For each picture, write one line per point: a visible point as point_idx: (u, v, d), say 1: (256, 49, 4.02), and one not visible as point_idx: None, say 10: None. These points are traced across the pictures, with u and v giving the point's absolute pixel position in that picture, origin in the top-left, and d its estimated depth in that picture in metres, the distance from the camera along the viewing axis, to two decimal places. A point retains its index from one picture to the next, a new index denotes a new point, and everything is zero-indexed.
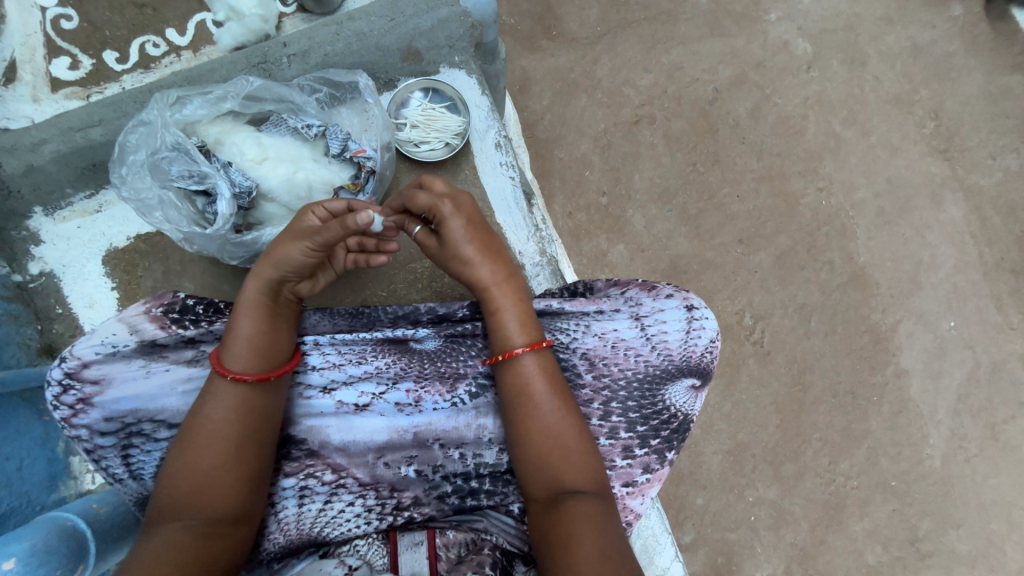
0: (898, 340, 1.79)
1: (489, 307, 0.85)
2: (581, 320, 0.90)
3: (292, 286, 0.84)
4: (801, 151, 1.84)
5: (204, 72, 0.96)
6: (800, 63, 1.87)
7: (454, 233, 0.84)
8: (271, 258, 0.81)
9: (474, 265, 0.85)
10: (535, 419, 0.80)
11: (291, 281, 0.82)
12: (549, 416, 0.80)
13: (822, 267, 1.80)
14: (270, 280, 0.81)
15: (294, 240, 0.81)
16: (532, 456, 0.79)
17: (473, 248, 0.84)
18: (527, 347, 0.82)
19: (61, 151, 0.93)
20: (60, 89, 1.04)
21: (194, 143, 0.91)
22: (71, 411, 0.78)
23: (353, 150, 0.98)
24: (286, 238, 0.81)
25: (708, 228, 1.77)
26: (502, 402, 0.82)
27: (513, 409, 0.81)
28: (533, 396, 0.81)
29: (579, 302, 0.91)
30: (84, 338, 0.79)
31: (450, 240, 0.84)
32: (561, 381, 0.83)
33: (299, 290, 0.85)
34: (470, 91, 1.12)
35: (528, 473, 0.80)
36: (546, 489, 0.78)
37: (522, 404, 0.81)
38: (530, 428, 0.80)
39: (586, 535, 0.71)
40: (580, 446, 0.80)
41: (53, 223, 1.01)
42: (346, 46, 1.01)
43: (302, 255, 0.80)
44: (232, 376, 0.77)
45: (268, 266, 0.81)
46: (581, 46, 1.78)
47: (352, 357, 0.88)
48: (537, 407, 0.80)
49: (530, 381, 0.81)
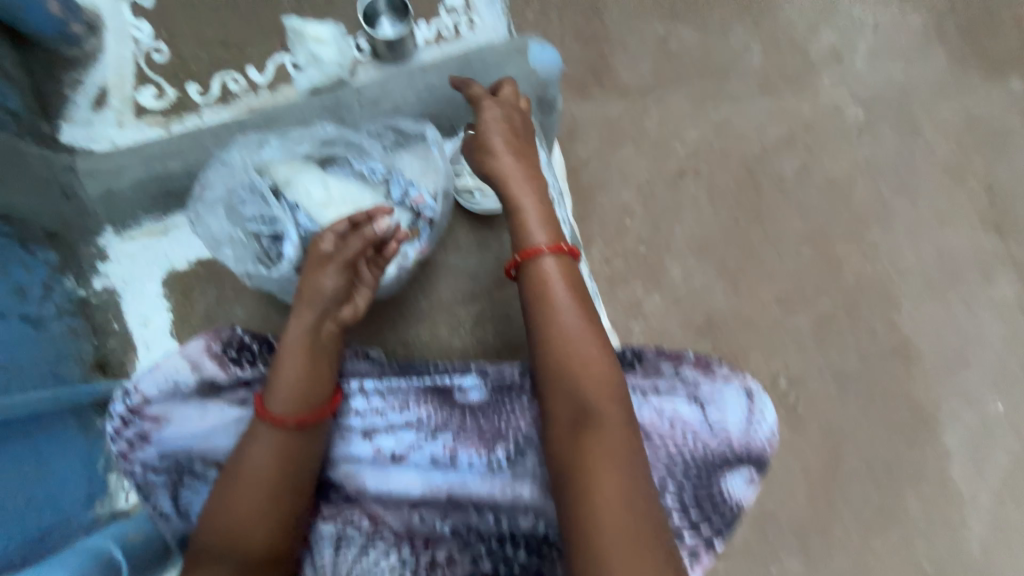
0: (941, 419, 1.72)
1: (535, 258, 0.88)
2: (638, 393, 0.89)
3: (333, 317, 0.87)
4: (847, 215, 1.81)
5: (283, 113, 1.02)
6: (851, 126, 1.85)
7: (506, 170, 0.93)
8: (306, 293, 0.85)
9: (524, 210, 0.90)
10: (575, 384, 0.78)
11: (330, 311, 0.86)
12: (589, 386, 0.78)
13: (863, 334, 1.75)
14: (311, 318, 0.84)
15: (318, 271, 0.85)
16: (571, 426, 0.76)
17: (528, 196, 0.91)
18: (578, 312, 0.83)
19: (139, 176, 0.98)
20: (144, 116, 1.10)
21: (266, 184, 0.93)
22: (129, 446, 0.81)
23: (414, 197, 1.01)
24: (311, 270, 0.85)
25: (746, 285, 1.74)
26: (545, 365, 0.82)
27: (553, 376, 0.81)
28: (575, 360, 0.80)
29: (635, 378, 0.90)
30: (149, 374, 0.83)
31: (509, 171, 0.93)
32: (607, 353, 0.82)
33: (341, 317, 0.88)
34: (529, 144, 1.14)
35: (562, 443, 0.76)
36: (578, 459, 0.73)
37: (563, 371, 0.80)
38: (570, 395, 0.78)
39: (620, 514, 0.67)
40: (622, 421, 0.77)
41: (122, 242, 1.06)
42: (417, 96, 1.06)
43: (330, 281, 0.85)
44: (271, 419, 0.78)
45: (308, 301, 0.85)
46: (630, 96, 1.80)
47: (394, 404, 0.88)
48: (579, 371, 0.79)
49: (566, 343, 0.81)
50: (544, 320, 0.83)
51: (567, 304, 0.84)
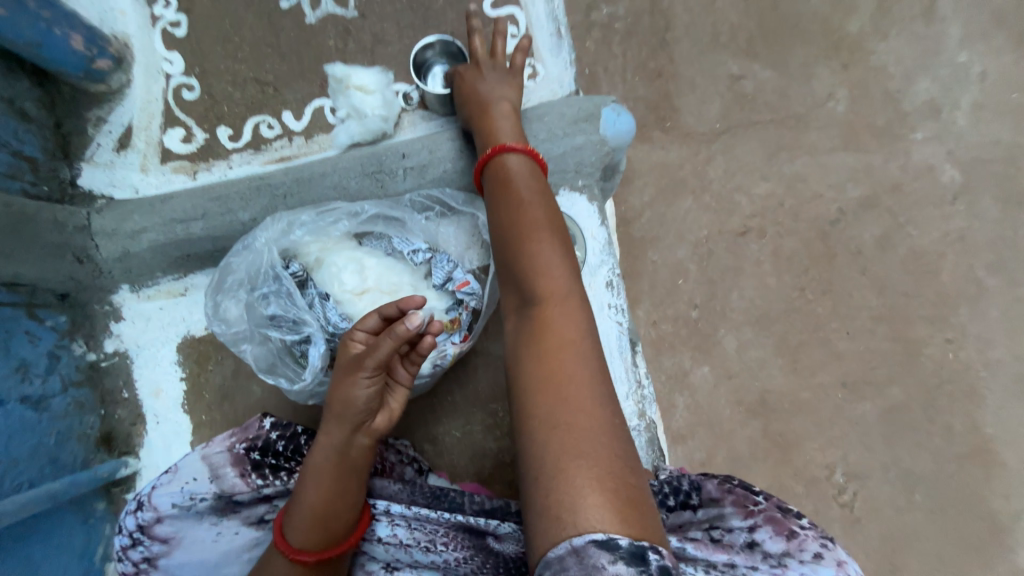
0: (1018, 536, 1.53)
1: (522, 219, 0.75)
2: (709, 570, 0.74)
3: (366, 427, 0.72)
4: (931, 293, 1.60)
5: (316, 176, 0.91)
6: (945, 192, 1.63)
7: (480, 101, 0.88)
8: (335, 404, 0.70)
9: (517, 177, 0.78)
10: (544, 309, 0.69)
11: (361, 425, 0.71)
12: (558, 313, 0.68)
13: (937, 431, 1.56)
14: (338, 436, 0.71)
15: (347, 379, 0.70)
16: (533, 361, 0.67)
17: (522, 167, 0.79)
18: (549, 236, 0.73)
19: (158, 241, 0.89)
20: (169, 161, 1.00)
21: (292, 275, 0.81)
22: (135, 568, 0.71)
23: (457, 282, 0.88)
24: (339, 378, 0.70)
25: (807, 364, 1.57)
26: (506, 247, 0.74)
27: (522, 279, 0.71)
28: (539, 278, 0.70)
29: (705, 547, 0.76)
30: (165, 483, 0.72)
31: (477, 103, 0.88)
32: (573, 276, 0.71)
33: (375, 427, 0.73)
34: (589, 219, 1.00)
35: (520, 397, 0.66)
36: (546, 410, 0.63)
37: (534, 276, 0.70)
38: (539, 313, 0.69)
39: (583, 471, 0.57)
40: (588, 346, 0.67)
41: (138, 301, 0.97)
42: (466, 165, 0.93)
43: (360, 389, 0.69)
44: (292, 555, 0.69)
45: (336, 415, 0.70)
46: (695, 143, 1.62)
47: (420, 541, 0.75)
48: (543, 291, 0.69)
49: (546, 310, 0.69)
50: (506, 210, 0.75)
51: (538, 220, 0.74)
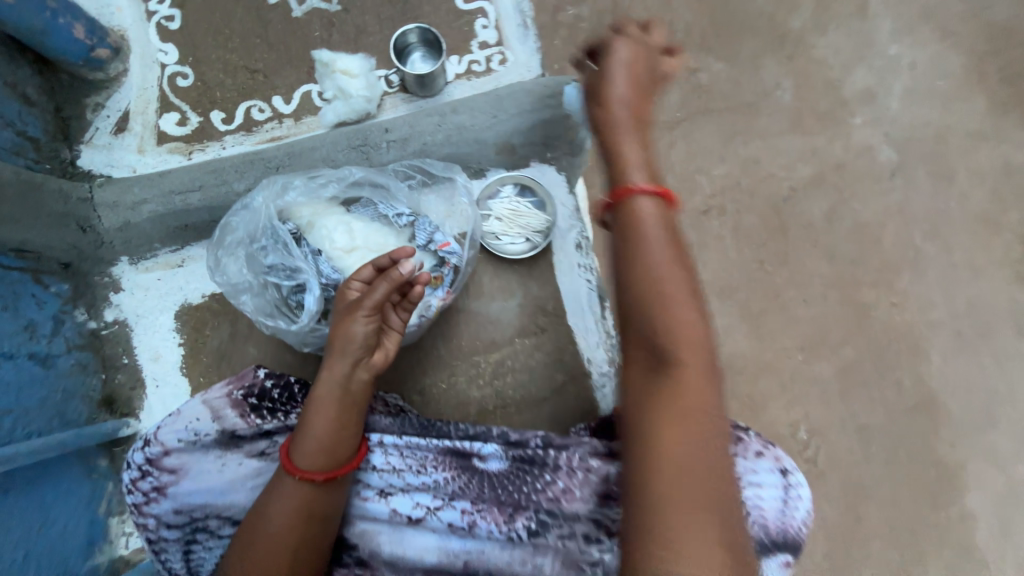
0: (967, 478, 1.68)
1: (658, 275, 0.69)
2: None
3: (364, 364, 0.82)
4: (875, 261, 1.76)
5: (306, 150, 1.00)
6: (883, 169, 1.81)
7: (620, 122, 0.78)
8: (336, 343, 0.81)
9: (648, 231, 0.71)
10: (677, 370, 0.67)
11: (361, 360, 0.81)
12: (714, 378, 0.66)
13: (888, 387, 1.70)
14: (340, 371, 0.80)
15: (348, 320, 0.81)
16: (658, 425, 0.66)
17: (658, 221, 0.71)
18: (684, 291, 0.68)
19: (158, 211, 0.96)
20: (165, 142, 1.07)
21: (288, 230, 0.89)
22: (144, 499, 0.77)
23: (439, 242, 0.97)
24: (341, 319, 0.81)
25: (768, 329, 1.69)
26: (641, 296, 0.69)
27: (659, 342, 0.68)
28: (676, 340, 0.67)
29: None
30: (169, 421, 0.78)
31: (620, 125, 0.78)
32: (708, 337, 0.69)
33: (373, 365, 0.83)
34: (559, 187, 1.10)
35: (638, 456, 0.66)
36: (671, 459, 0.64)
37: (679, 342, 0.67)
38: (671, 373, 0.67)
39: (702, 531, 0.60)
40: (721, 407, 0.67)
41: (137, 272, 1.03)
42: (446, 137, 1.01)
43: (361, 328, 0.80)
44: (300, 476, 0.76)
45: (338, 350, 0.80)
46: (658, 129, 1.75)
47: (412, 465, 0.83)
48: (683, 354, 0.67)
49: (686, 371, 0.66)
50: (637, 262, 0.70)
51: (675, 275, 0.69)
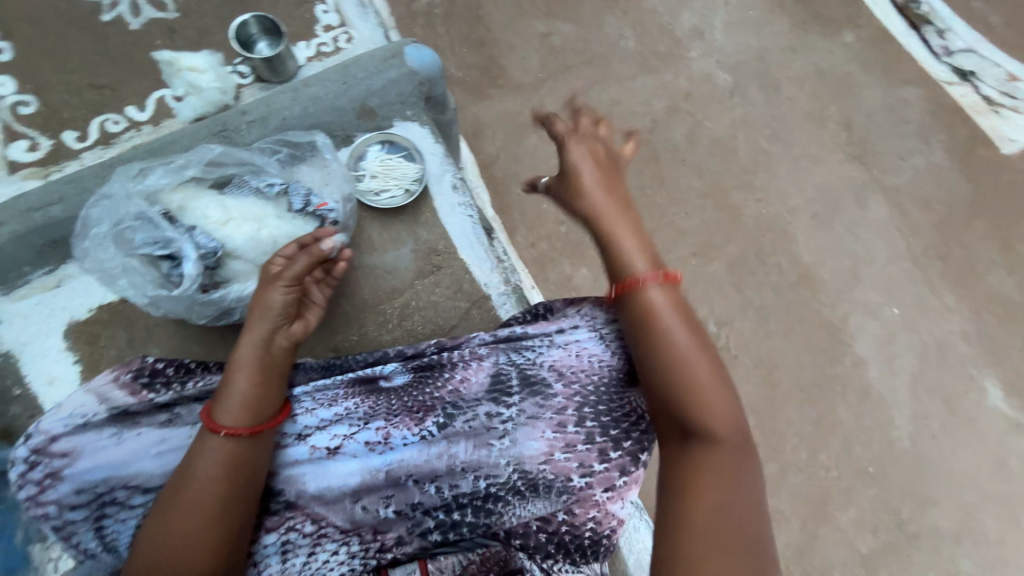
0: (850, 331, 1.83)
1: (684, 378, 0.78)
2: (545, 336, 0.94)
3: (284, 332, 0.86)
4: (736, 167, 1.93)
5: (165, 144, 1.02)
6: (722, 91, 1.99)
7: (603, 209, 0.91)
8: (257, 308, 0.86)
9: (673, 330, 0.80)
10: (705, 423, 0.76)
11: (282, 326, 0.86)
12: (719, 423, 0.76)
13: (771, 271, 1.86)
14: (261, 331, 0.84)
15: (269, 288, 0.87)
16: (678, 474, 0.76)
17: (685, 334, 0.80)
18: (720, 384, 0.79)
19: (19, 231, 0.96)
20: (19, 170, 1.07)
21: (156, 211, 0.95)
22: (39, 488, 0.77)
23: (316, 204, 1.05)
24: (262, 288, 0.87)
25: (663, 245, 1.84)
26: (678, 396, 0.78)
27: (685, 400, 0.78)
28: (706, 401, 0.77)
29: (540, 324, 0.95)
30: (53, 411, 0.80)
31: (604, 212, 0.91)
32: (731, 384, 0.79)
33: (293, 333, 0.87)
34: (425, 140, 1.19)
35: (664, 507, 0.74)
36: (696, 539, 0.69)
37: (693, 395, 0.77)
38: (698, 428, 0.77)
39: None
40: (734, 442, 0.76)
41: (13, 302, 1.01)
42: (303, 109, 1.09)
43: (281, 295, 0.86)
44: (225, 432, 0.77)
45: (257, 318, 0.85)
46: (526, 91, 1.88)
47: (324, 402, 0.89)
48: (714, 408, 0.77)
49: (707, 467, 0.74)
50: (662, 360, 0.80)
51: (710, 367, 0.79)
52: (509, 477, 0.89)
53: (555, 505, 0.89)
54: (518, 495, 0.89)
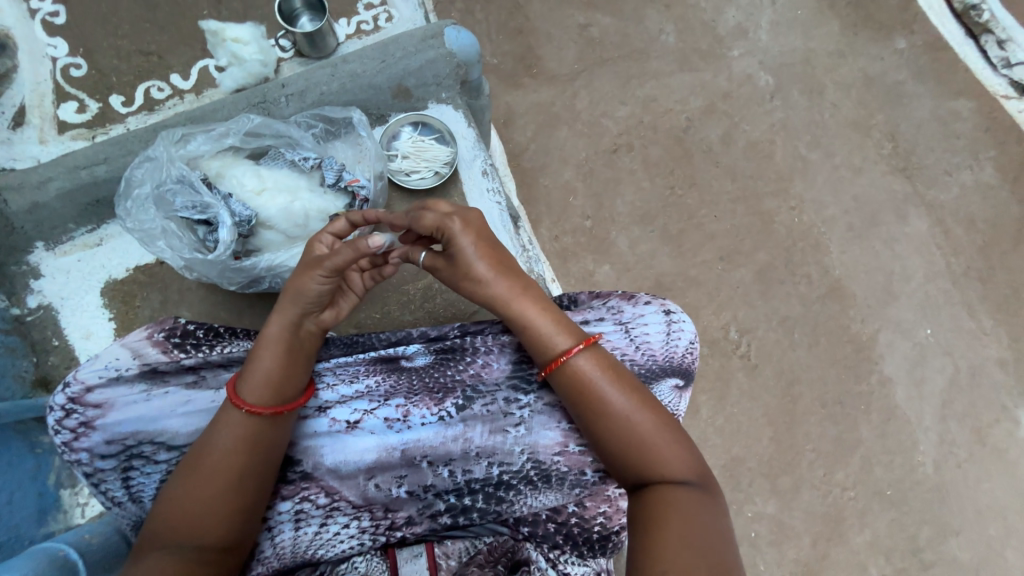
0: (879, 349, 1.75)
1: (627, 437, 0.80)
2: None
3: (314, 318, 0.85)
4: (771, 173, 1.85)
5: (207, 112, 1.05)
6: (763, 93, 1.91)
7: (505, 293, 0.87)
8: (291, 292, 0.83)
9: (605, 394, 0.82)
10: (660, 475, 0.78)
11: (312, 313, 0.84)
12: (674, 469, 0.78)
13: (800, 281, 1.78)
14: (292, 315, 0.82)
15: (307, 271, 0.83)
16: (642, 527, 0.73)
17: (616, 392, 0.82)
18: (665, 434, 0.80)
19: (67, 187, 0.99)
20: (67, 130, 1.10)
21: (197, 177, 0.97)
22: (73, 435, 0.80)
23: (348, 180, 1.04)
24: (300, 270, 0.83)
25: (689, 247, 1.77)
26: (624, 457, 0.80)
27: (631, 457, 0.79)
28: (659, 450, 0.79)
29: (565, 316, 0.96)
30: (89, 363, 0.82)
31: (508, 294, 0.87)
32: (678, 427, 0.82)
33: (322, 320, 0.86)
34: (458, 123, 1.19)
35: (634, 558, 0.70)
36: None
37: (643, 453, 0.79)
38: (655, 481, 0.78)
39: None
40: (693, 484, 0.77)
41: (54, 257, 1.04)
42: (340, 85, 1.10)
43: (316, 284, 0.82)
44: (248, 409, 0.77)
45: (290, 301, 0.83)
46: (560, 82, 1.85)
47: (345, 377, 0.89)
48: (665, 456, 0.78)
49: (665, 509, 0.73)
50: (603, 425, 0.81)
51: (649, 419, 0.81)
52: (522, 467, 0.89)
53: (567, 498, 0.89)
54: (530, 485, 0.89)
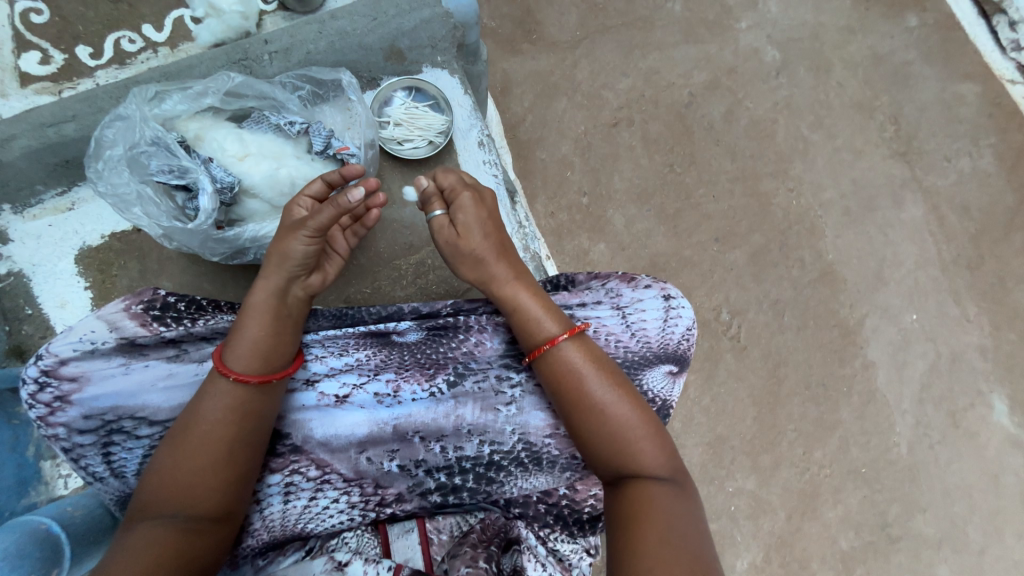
0: (865, 334, 1.77)
1: (607, 427, 0.80)
2: (565, 310, 0.93)
3: (301, 282, 0.82)
4: (771, 153, 1.82)
5: (183, 69, 0.97)
6: (769, 69, 1.84)
7: (501, 272, 0.85)
8: (276, 257, 0.80)
9: (588, 382, 0.81)
10: (634, 469, 0.78)
11: (298, 278, 0.81)
12: (650, 462, 0.78)
13: (793, 265, 1.77)
14: (277, 279, 0.79)
15: (291, 234, 0.80)
16: (623, 521, 0.73)
17: (599, 382, 0.81)
18: (643, 427, 0.80)
19: (31, 146, 0.91)
20: (30, 84, 1.02)
21: (174, 139, 0.91)
22: (47, 410, 0.77)
23: (337, 147, 0.99)
24: (284, 234, 0.80)
25: (685, 227, 1.75)
26: (603, 449, 0.80)
27: (611, 449, 0.79)
28: (634, 444, 0.79)
29: (562, 296, 0.94)
30: (62, 335, 0.78)
31: (501, 274, 0.85)
32: (655, 419, 0.82)
33: (309, 285, 0.83)
34: (453, 90, 1.13)
35: (616, 554, 0.71)
36: None
37: (620, 445, 0.79)
38: (632, 474, 0.78)
39: None
40: (666, 478, 0.78)
41: (23, 221, 0.99)
42: (329, 44, 1.02)
43: (302, 246, 0.79)
44: (235, 377, 0.75)
45: (275, 265, 0.80)
46: (561, 50, 1.76)
47: (334, 350, 0.87)
48: (641, 449, 0.79)
49: (645, 504, 0.74)
50: (583, 414, 0.81)
51: (630, 411, 0.80)
52: (513, 447, 0.89)
53: (558, 480, 0.90)
54: (521, 466, 0.90)
